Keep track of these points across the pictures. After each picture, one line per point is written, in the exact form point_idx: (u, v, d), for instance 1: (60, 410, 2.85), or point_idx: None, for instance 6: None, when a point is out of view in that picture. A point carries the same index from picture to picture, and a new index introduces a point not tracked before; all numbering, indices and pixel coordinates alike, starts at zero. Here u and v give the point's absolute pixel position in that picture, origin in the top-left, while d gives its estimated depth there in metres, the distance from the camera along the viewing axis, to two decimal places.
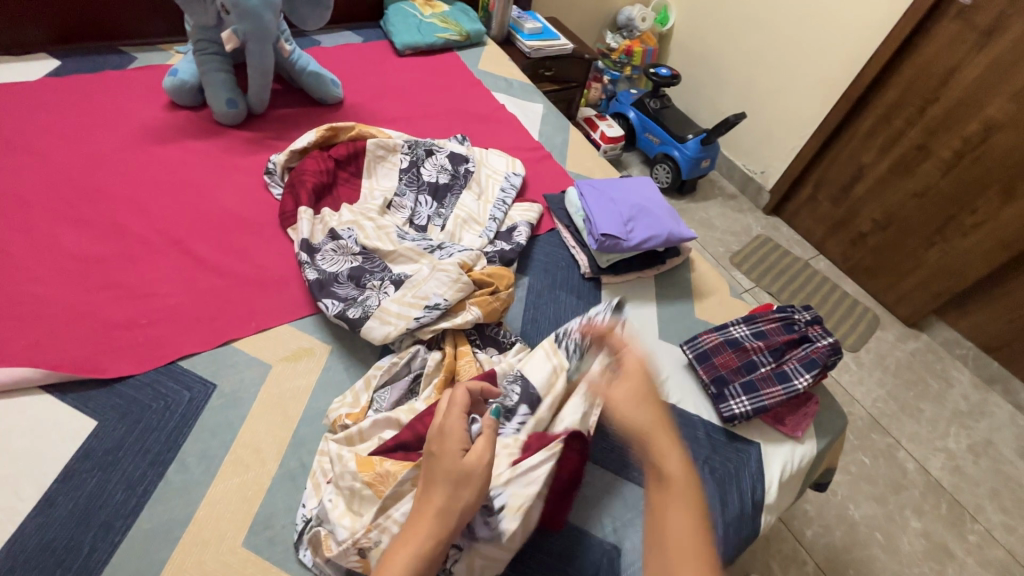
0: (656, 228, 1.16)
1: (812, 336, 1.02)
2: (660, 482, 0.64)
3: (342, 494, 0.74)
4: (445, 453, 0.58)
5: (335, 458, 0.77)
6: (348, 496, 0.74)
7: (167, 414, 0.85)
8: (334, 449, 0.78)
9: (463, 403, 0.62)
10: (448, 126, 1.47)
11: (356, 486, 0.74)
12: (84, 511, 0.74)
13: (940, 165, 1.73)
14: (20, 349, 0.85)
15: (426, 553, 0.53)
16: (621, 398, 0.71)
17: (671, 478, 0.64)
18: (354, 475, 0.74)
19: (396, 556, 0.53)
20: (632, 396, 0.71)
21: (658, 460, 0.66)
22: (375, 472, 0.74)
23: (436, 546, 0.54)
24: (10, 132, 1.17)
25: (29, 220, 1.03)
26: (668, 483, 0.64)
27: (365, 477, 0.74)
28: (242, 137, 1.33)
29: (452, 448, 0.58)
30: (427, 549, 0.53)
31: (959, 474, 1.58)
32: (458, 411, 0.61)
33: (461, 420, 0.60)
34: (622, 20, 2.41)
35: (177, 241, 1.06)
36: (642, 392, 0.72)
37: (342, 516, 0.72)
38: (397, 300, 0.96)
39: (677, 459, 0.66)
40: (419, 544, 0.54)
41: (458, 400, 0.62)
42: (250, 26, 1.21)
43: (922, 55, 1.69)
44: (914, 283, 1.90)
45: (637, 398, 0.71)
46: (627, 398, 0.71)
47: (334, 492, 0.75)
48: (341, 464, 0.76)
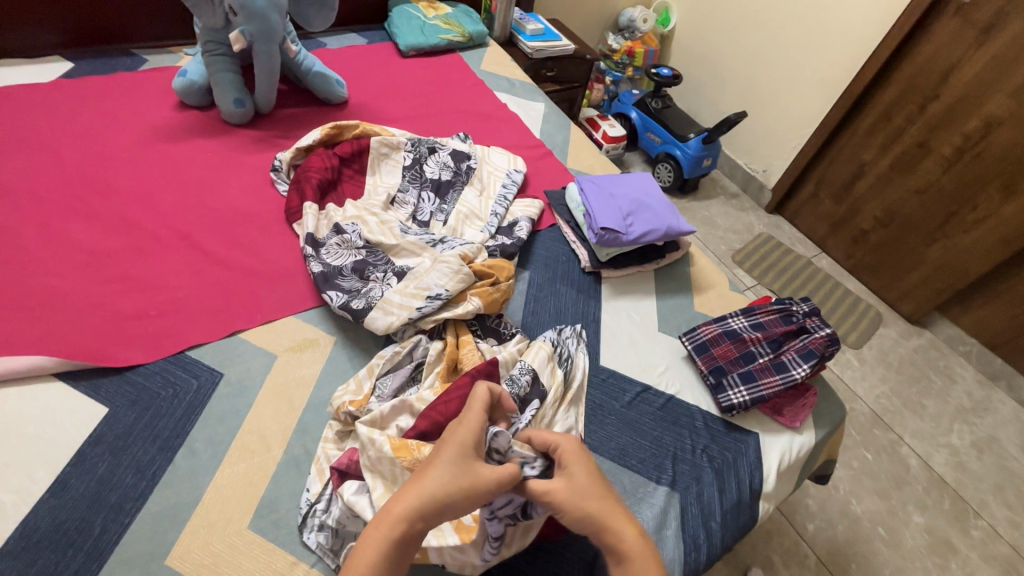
0: (655, 223, 1.18)
1: (809, 328, 1.03)
2: (619, 563, 0.56)
3: (380, 475, 0.74)
4: (454, 440, 0.60)
5: (368, 441, 0.75)
6: (378, 470, 0.74)
7: (175, 402, 0.87)
8: (366, 432, 0.76)
9: (484, 403, 0.65)
10: (450, 125, 1.49)
11: (396, 471, 0.73)
12: (96, 494, 0.76)
13: (941, 162, 1.74)
14: (33, 338, 0.88)
15: (396, 539, 0.52)
16: (562, 492, 0.60)
17: (627, 554, 0.56)
18: (392, 461, 0.73)
19: (371, 535, 0.52)
20: (572, 486, 0.60)
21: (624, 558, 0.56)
22: (415, 457, 0.73)
23: (409, 526, 0.53)
24: (25, 131, 1.21)
25: (43, 216, 1.06)
26: (628, 563, 0.56)
27: (403, 462, 0.73)
28: (249, 136, 1.35)
29: (462, 437, 0.60)
30: (398, 532, 0.52)
31: (963, 470, 1.57)
32: (479, 408, 0.65)
33: (481, 417, 0.64)
34: (623, 22, 2.43)
35: (186, 235, 1.09)
36: (586, 487, 0.60)
37: (382, 497, 0.72)
38: (400, 291, 0.98)
39: (633, 535, 0.57)
40: (391, 527, 0.52)
41: (477, 396, 0.66)
42: (257, 27, 1.24)
43: (922, 53, 1.70)
44: (916, 281, 1.91)
45: (580, 489, 0.60)
46: (568, 491, 0.60)
47: (368, 470, 0.75)
48: (376, 448, 0.74)
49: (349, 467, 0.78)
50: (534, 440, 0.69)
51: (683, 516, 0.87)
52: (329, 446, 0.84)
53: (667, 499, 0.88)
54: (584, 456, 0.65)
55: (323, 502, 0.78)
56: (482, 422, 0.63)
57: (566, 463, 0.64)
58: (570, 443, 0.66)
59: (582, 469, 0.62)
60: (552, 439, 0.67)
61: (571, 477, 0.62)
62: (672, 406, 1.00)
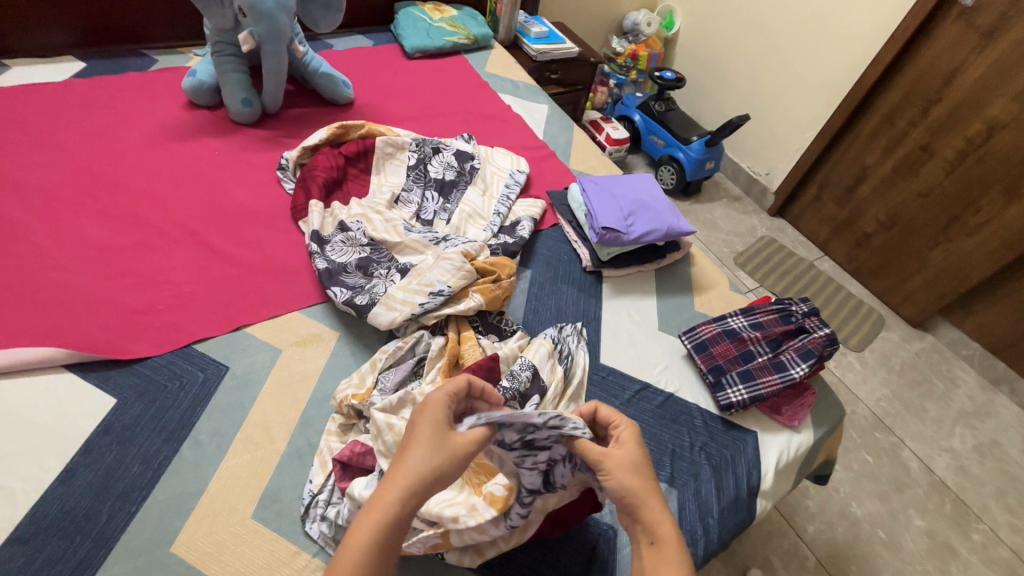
0: (656, 222, 1.19)
1: (808, 327, 1.04)
2: (653, 543, 0.58)
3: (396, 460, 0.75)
4: (428, 417, 0.60)
5: (386, 426, 0.76)
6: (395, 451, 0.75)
7: (181, 394, 0.89)
8: (384, 417, 0.77)
9: (460, 387, 0.65)
10: (454, 125, 1.51)
11: None
12: (103, 483, 0.78)
13: (944, 165, 1.74)
14: (45, 330, 0.90)
15: (391, 518, 0.54)
16: (614, 460, 0.62)
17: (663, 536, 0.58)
18: None
19: (362, 520, 0.53)
20: (628, 459, 0.62)
21: (659, 536, 0.58)
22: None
23: (402, 508, 0.55)
24: (38, 128, 1.23)
25: (54, 212, 1.08)
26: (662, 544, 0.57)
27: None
28: (256, 135, 1.37)
29: (434, 413, 0.61)
30: (393, 515, 0.54)
31: (965, 474, 1.57)
32: (448, 387, 0.64)
33: (449, 393, 0.64)
34: (627, 25, 2.45)
35: (193, 232, 1.11)
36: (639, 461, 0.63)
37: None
38: (403, 287, 1.00)
39: (667, 523, 0.58)
40: (383, 511, 0.54)
41: (453, 381, 0.65)
42: (266, 28, 1.27)
43: (924, 56, 1.71)
44: (919, 283, 1.91)
45: (634, 463, 0.62)
46: (622, 461, 0.62)
47: (383, 455, 0.76)
48: (397, 432, 0.75)
49: (351, 459, 0.80)
50: (600, 412, 0.69)
51: (681, 512, 0.87)
52: (331, 438, 0.85)
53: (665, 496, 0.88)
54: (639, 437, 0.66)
55: (325, 493, 0.79)
56: (450, 394, 0.64)
57: (623, 436, 0.65)
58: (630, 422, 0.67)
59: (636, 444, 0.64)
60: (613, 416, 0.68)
61: (626, 450, 0.63)
62: (671, 403, 1.01)
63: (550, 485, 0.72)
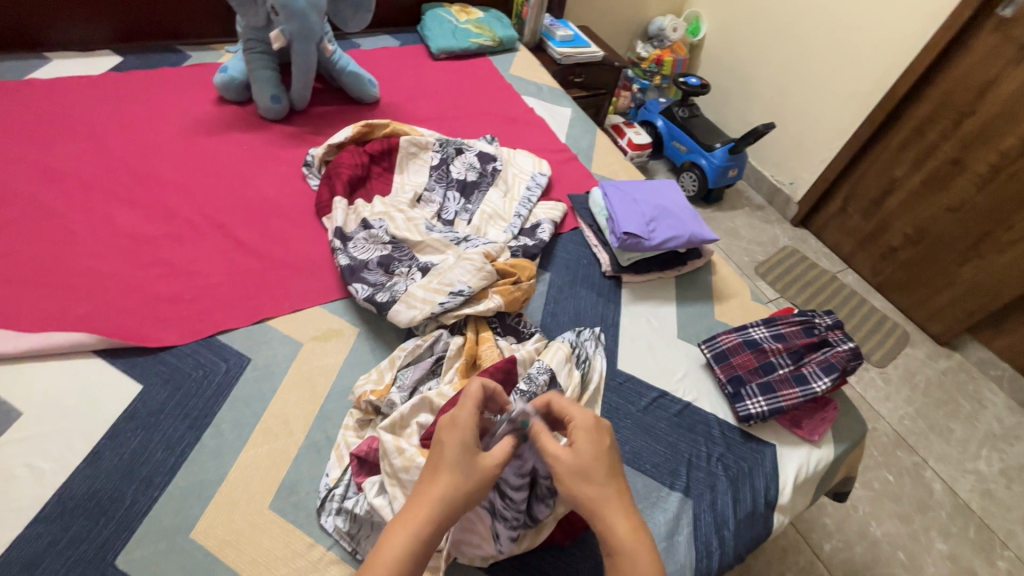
0: (677, 229, 1.18)
1: (832, 341, 1.02)
2: (609, 555, 0.58)
3: (400, 485, 0.74)
4: (455, 439, 0.60)
5: (394, 449, 0.76)
6: (401, 479, 0.75)
7: (204, 382, 0.90)
8: (392, 441, 0.76)
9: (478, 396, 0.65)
10: (478, 126, 1.52)
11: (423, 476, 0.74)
12: (127, 467, 0.79)
13: (976, 180, 1.69)
14: (77, 316, 0.93)
15: (422, 538, 0.55)
16: (564, 467, 0.61)
17: (617, 546, 0.57)
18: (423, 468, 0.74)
19: (394, 537, 0.55)
20: (577, 464, 0.61)
21: (612, 554, 0.57)
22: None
23: (433, 533, 0.56)
24: (76, 120, 1.27)
25: (88, 200, 1.11)
26: (617, 554, 0.57)
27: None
28: (283, 131, 1.40)
29: (462, 436, 0.61)
30: (424, 534, 0.55)
31: (990, 498, 1.52)
32: (471, 406, 0.63)
33: (474, 415, 0.63)
34: (653, 30, 2.44)
35: (220, 225, 1.13)
36: (590, 463, 0.62)
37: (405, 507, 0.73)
38: (424, 285, 1.01)
39: (624, 531, 0.58)
40: (415, 529, 0.55)
41: (471, 394, 0.65)
42: (297, 26, 1.29)
43: (959, 68, 1.67)
44: (946, 300, 1.86)
45: (584, 467, 0.61)
46: (572, 467, 0.61)
47: (390, 479, 0.75)
48: (406, 458, 0.75)
49: (368, 455, 0.81)
50: (553, 405, 0.68)
51: (695, 522, 0.87)
52: (349, 433, 0.86)
53: (679, 505, 0.88)
54: (592, 431, 0.65)
55: (342, 487, 0.80)
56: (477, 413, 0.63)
57: (575, 434, 0.64)
58: (584, 418, 0.65)
59: (587, 443, 0.63)
60: (565, 407, 0.67)
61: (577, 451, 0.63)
62: (688, 412, 1.00)
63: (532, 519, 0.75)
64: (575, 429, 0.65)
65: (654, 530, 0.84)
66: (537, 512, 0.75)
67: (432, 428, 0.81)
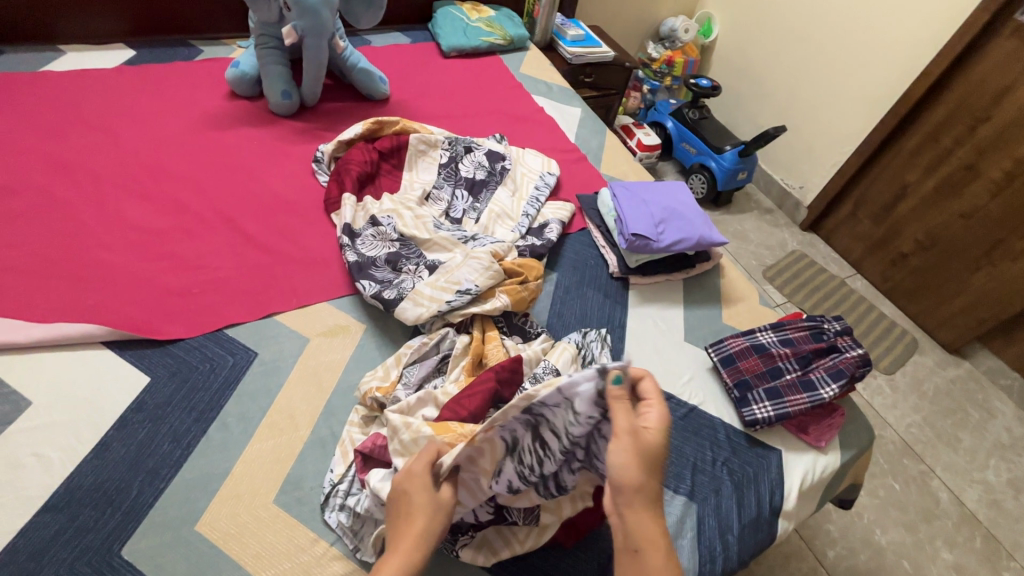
0: (687, 231, 1.17)
1: (840, 347, 1.01)
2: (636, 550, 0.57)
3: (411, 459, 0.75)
4: (419, 483, 0.63)
5: (403, 425, 0.76)
6: (412, 451, 0.75)
7: (211, 375, 0.91)
8: (400, 418, 0.77)
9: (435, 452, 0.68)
10: (488, 125, 1.52)
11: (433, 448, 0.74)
12: (134, 458, 0.80)
13: (990, 187, 1.67)
14: (87, 306, 0.93)
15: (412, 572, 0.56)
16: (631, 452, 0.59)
17: (648, 543, 0.57)
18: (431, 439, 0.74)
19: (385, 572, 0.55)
20: (643, 454, 0.60)
21: (643, 550, 0.57)
22: (456, 433, 0.75)
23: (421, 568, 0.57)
24: (89, 112, 1.28)
25: (100, 193, 1.12)
26: (647, 552, 0.57)
27: (445, 438, 0.74)
28: (293, 127, 1.40)
29: (423, 480, 0.63)
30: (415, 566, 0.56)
31: (997, 508, 1.51)
32: (428, 457, 0.66)
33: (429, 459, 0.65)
34: (665, 31, 2.43)
35: (229, 219, 1.14)
36: (652, 453, 0.60)
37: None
38: (431, 284, 1.01)
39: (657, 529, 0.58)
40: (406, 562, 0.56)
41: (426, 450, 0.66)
42: (309, 22, 1.29)
43: (974, 73, 1.65)
44: (957, 308, 1.84)
45: (651, 456, 0.60)
46: (639, 453, 0.59)
47: (399, 454, 0.75)
48: (413, 431, 0.75)
49: (372, 451, 0.81)
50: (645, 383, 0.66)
51: (699, 527, 0.86)
52: (354, 430, 0.86)
53: (684, 509, 0.87)
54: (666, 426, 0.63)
55: (345, 483, 0.80)
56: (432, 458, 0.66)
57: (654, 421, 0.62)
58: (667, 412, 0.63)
59: (660, 437, 0.61)
60: (651, 393, 0.65)
61: (647, 440, 0.61)
62: (694, 416, 0.99)
63: (557, 488, 0.73)
64: (653, 417, 0.62)
65: None
66: (560, 480, 0.73)
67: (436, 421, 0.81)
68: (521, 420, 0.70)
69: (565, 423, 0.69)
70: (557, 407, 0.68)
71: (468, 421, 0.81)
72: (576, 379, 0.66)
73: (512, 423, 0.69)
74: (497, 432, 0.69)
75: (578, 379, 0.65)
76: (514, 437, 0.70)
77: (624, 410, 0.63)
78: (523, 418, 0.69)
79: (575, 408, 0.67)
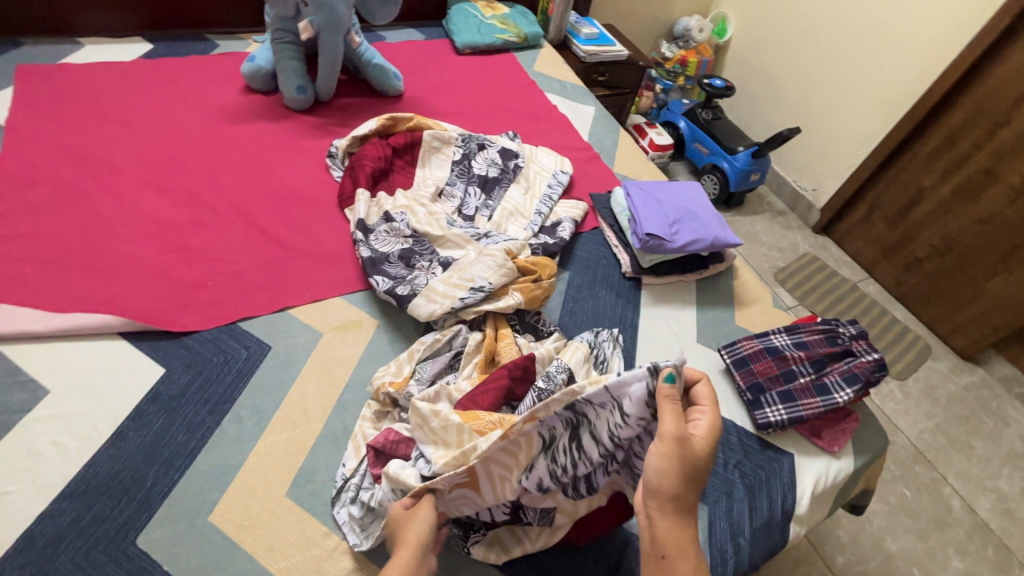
0: (701, 232, 1.17)
1: (855, 351, 1.00)
2: (662, 557, 0.59)
3: (443, 448, 0.75)
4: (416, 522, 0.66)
5: (431, 414, 0.76)
6: (442, 437, 0.75)
7: (225, 369, 0.91)
8: (428, 406, 0.77)
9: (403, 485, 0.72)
10: (501, 123, 1.51)
11: (464, 436, 0.75)
12: (149, 448, 0.80)
13: (1008, 192, 1.65)
14: (104, 298, 0.94)
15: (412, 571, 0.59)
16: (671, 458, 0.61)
17: (675, 551, 0.58)
18: (462, 428, 0.75)
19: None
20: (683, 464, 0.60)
21: (670, 556, 0.58)
22: (484, 423, 0.76)
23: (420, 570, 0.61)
24: (107, 104, 1.29)
25: (118, 185, 1.13)
26: (673, 559, 0.58)
27: (473, 426, 0.75)
28: (307, 122, 1.41)
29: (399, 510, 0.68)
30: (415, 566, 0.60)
31: (1010, 517, 1.49)
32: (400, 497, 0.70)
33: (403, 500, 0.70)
34: (678, 30, 2.41)
35: (244, 213, 1.14)
36: (695, 461, 0.62)
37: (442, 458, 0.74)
38: (444, 280, 1.01)
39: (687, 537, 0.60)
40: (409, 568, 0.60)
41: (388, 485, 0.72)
42: (325, 17, 1.30)
43: (995, 76, 1.62)
44: (972, 314, 1.82)
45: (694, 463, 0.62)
46: (678, 462, 0.61)
47: (428, 441, 0.76)
48: (443, 418, 0.75)
49: (384, 446, 0.81)
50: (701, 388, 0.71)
51: (711, 530, 0.86)
52: (366, 424, 0.86)
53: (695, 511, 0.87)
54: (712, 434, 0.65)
55: (357, 477, 0.80)
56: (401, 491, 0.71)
57: (702, 426, 0.66)
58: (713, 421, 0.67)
59: (707, 446, 0.64)
60: (706, 399, 0.70)
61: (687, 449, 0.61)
62: None
63: (588, 489, 0.74)
64: (703, 425, 0.66)
65: None
66: (591, 482, 0.74)
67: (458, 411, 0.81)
68: (563, 417, 0.72)
69: (608, 424, 0.71)
70: (601, 408, 0.71)
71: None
72: (627, 379, 0.69)
73: (553, 420, 0.72)
74: (536, 426, 0.71)
75: (629, 379, 0.69)
76: (552, 433, 0.72)
77: (672, 414, 0.64)
78: (565, 415, 0.72)
79: (622, 410, 0.70)
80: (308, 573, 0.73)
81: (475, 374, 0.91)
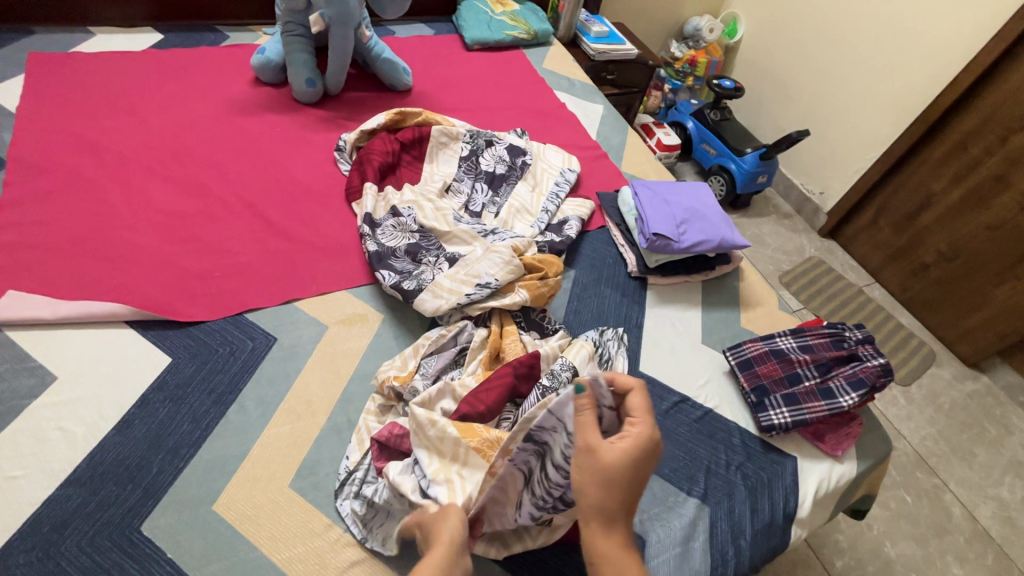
0: (708, 233, 1.17)
1: (861, 355, 1.00)
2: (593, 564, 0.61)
3: (437, 455, 0.76)
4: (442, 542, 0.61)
5: (428, 421, 0.77)
6: (437, 446, 0.77)
7: (231, 359, 0.92)
8: (425, 414, 0.77)
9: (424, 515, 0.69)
10: (509, 120, 1.51)
11: (463, 451, 0.76)
12: (155, 436, 0.81)
13: (1017, 199, 1.64)
14: (111, 286, 0.95)
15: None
16: (586, 471, 0.61)
17: (601, 558, 0.60)
18: (459, 442, 0.76)
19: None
20: (598, 476, 0.61)
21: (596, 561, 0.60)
22: (482, 438, 0.77)
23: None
24: (117, 94, 1.29)
25: (127, 174, 1.13)
26: (601, 565, 0.60)
27: (471, 443, 0.76)
28: (316, 115, 1.41)
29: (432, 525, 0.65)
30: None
31: (1011, 526, 1.48)
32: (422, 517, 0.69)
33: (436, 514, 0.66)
34: (689, 30, 2.40)
35: (251, 205, 1.14)
36: (611, 473, 0.60)
37: (439, 471, 0.74)
38: (450, 276, 1.01)
39: (615, 545, 0.61)
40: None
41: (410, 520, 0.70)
42: (336, 11, 1.31)
43: (1009, 82, 1.61)
44: (978, 321, 1.81)
45: (610, 475, 0.60)
46: (594, 477, 0.61)
47: (422, 448, 0.77)
48: (439, 429, 0.76)
49: (387, 440, 0.81)
50: (631, 398, 0.67)
51: (711, 531, 0.86)
52: (370, 418, 0.87)
53: (696, 512, 0.87)
54: (637, 446, 0.62)
55: (361, 471, 0.80)
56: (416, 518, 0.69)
57: (623, 440, 0.62)
58: (643, 432, 0.63)
59: (626, 457, 0.61)
60: (637, 410, 0.66)
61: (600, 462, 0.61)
62: (709, 419, 0.98)
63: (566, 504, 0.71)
64: (628, 437, 0.62)
65: (670, 536, 0.84)
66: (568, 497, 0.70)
67: (455, 414, 0.81)
68: (530, 451, 0.71)
69: (561, 448, 0.68)
70: (554, 431, 0.69)
71: (483, 417, 0.82)
72: (564, 400, 0.66)
73: (521, 455, 0.71)
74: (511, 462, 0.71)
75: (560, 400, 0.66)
76: (527, 465, 0.72)
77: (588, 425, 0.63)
78: (529, 446, 0.71)
79: (569, 430, 0.67)
80: (309, 564, 0.74)
81: (481, 369, 0.91)
